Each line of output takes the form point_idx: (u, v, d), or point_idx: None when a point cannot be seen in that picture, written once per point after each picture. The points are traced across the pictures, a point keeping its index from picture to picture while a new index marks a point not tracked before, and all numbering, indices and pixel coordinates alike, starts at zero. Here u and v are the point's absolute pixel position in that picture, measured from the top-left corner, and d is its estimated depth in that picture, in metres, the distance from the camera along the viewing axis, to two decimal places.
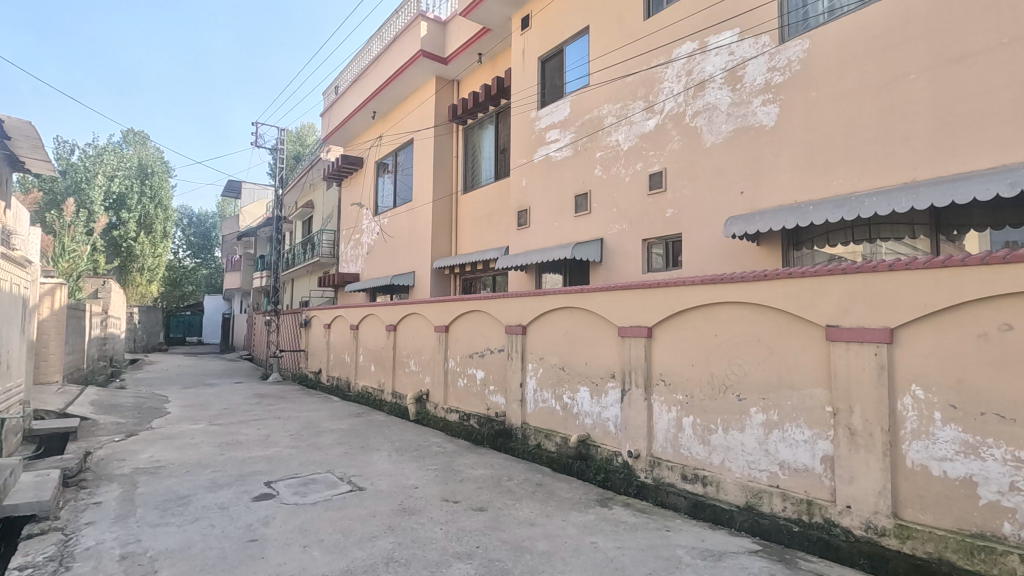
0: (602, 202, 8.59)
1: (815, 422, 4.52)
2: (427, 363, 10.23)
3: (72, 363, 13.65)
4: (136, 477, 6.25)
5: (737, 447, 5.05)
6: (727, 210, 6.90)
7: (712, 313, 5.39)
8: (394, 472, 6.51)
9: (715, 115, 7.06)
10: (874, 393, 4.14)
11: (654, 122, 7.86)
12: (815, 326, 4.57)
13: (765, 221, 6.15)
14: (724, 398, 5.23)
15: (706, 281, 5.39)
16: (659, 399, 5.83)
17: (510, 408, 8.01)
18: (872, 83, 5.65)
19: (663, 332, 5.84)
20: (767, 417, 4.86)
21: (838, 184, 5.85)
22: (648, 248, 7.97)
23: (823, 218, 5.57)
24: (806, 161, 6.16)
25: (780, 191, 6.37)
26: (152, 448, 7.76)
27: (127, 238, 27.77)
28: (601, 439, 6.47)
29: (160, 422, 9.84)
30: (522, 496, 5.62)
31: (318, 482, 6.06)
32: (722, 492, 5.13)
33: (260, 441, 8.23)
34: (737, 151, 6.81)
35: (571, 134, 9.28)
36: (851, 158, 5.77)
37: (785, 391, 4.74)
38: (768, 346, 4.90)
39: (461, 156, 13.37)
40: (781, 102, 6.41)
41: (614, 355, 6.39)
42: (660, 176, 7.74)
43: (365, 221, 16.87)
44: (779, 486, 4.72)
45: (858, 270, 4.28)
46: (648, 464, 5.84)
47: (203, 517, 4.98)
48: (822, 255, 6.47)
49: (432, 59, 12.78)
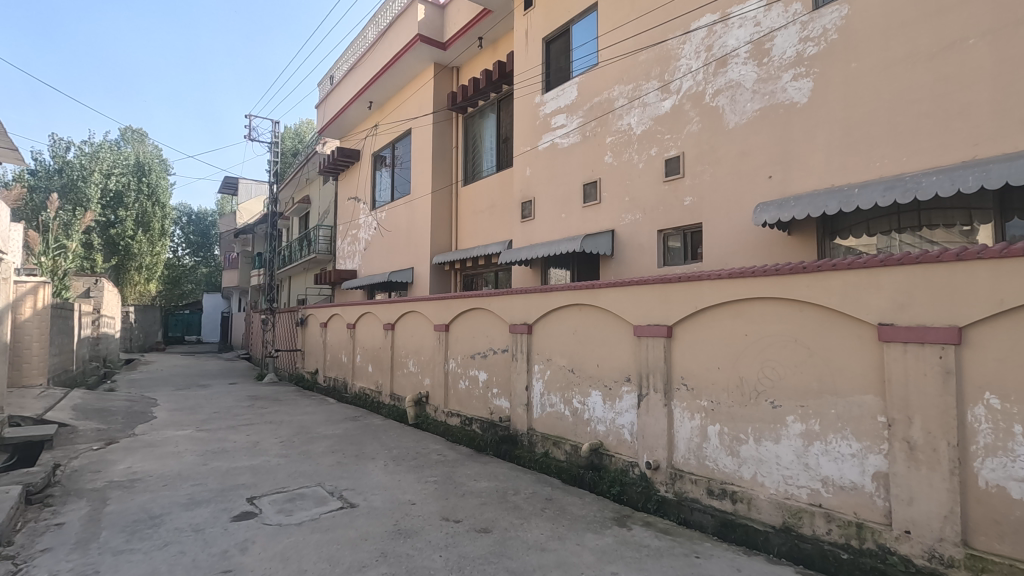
0: (614, 191, 8.03)
1: (864, 433, 3.98)
2: (427, 364, 9.69)
3: (59, 364, 13.13)
4: (107, 493, 5.71)
5: (773, 460, 4.51)
6: (754, 197, 6.34)
7: (740, 310, 4.85)
8: (390, 485, 5.96)
9: (738, 93, 6.51)
10: (938, 402, 3.59)
11: (670, 103, 7.29)
12: (864, 325, 4.02)
13: (801, 207, 5.55)
14: (756, 405, 4.68)
15: (734, 274, 4.84)
16: (680, 405, 5.29)
17: (514, 412, 7.47)
18: (923, 51, 5.07)
19: (684, 331, 5.30)
20: (807, 426, 4.32)
21: (883, 165, 5.29)
22: (664, 240, 7.43)
23: (868, 203, 5.01)
24: (845, 141, 5.59)
25: (813, 175, 5.82)
26: (131, 458, 7.21)
27: (125, 236, 27.15)
28: (614, 447, 5.93)
29: (144, 428, 9.29)
30: (530, 514, 5.06)
31: (306, 498, 5.52)
32: (755, 511, 4.59)
33: (248, 450, 7.68)
34: (765, 131, 6.25)
35: (579, 119, 8.70)
36: (897, 135, 5.21)
37: (828, 398, 4.19)
38: (807, 348, 4.35)
39: (461, 147, 12.82)
40: (815, 76, 5.84)
41: (628, 356, 5.84)
42: (677, 161, 7.18)
43: (362, 216, 16.34)
44: (822, 506, 4.19)
45: (919, 260, 3.72)
46: (669, 477, 5.30)
47: (173, 542, 4.44)
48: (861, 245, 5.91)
49: (430, 45, 12.20)
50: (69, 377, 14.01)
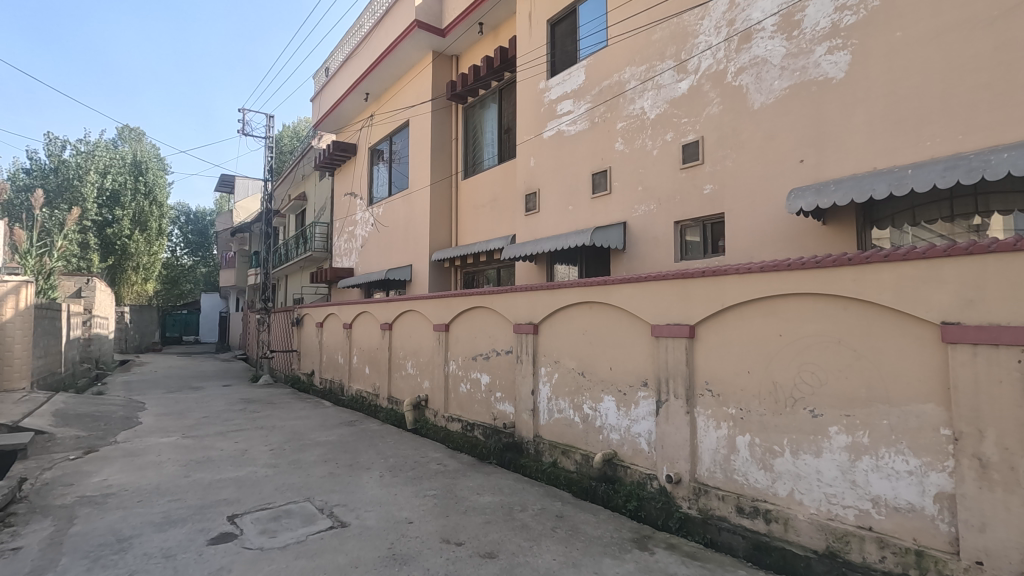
0: (625, 180, 7.55)
1: (924, 448, 3.49)
2: (426, 366, 9.19)
3: (44, 366, 12.62)
4: (76, 511, 5.21)
5: (813, 476, 4.02)
6: (784, 184, 5.85)
7: (773, 308, 4.36)
8: (385, 500, 5.47)
9: (765, 70, 6.03)
10: (1017, 414, 3.09)
11: (687, 84, 6.80)
12: (922, 324, 3.53)
13: (842, 191, 5.06)
14: (793, 414, 4.18)
15: (767, 268, 4.33)
16: (705, 413, 4.80)
17: (519, 418, 6.98)
18: (980, 17, 4.57)
19: (709, 331, 4.80)
20: (853, 439, 3.82)
21: (934, 145, 4.79)
22: (681, 232, 6.97)
23: (925, 184, 4.52)
24: (889, 119, 5.09)
25: (851, 158, 5.34)
26: (108, 469, 6.72)
27: (121, 236, 26.61)
28: (630, 458, 5.44)
29: (127, 435, 8.78)
30: (540, 535, 4.57)
31: (293, 516, 5.02)
32: (792, 533, 4.09)
33: (234, 459, 7.17)
34: (796, 111, 5.76)
35: (587, 104, 8.19)
36: (951, 111, 4.71)
37: (879, 407, 3.70)
38: (854, 351, 3.85)
39: (461, 137, 12.32)
40: (852, 48, 5.35)
41: (645, 358, 5.35)
42: (695, 147, 6.70)
43: (359, 212, 15.82)
44: (872, 529, 3.70)
45: (992, 249, 3.20)
46: (692, 493, 4.80)
47: (140, 571, 3.94)
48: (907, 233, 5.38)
49: (429, 32, 11.63)
50: (56, 379, 13.53)
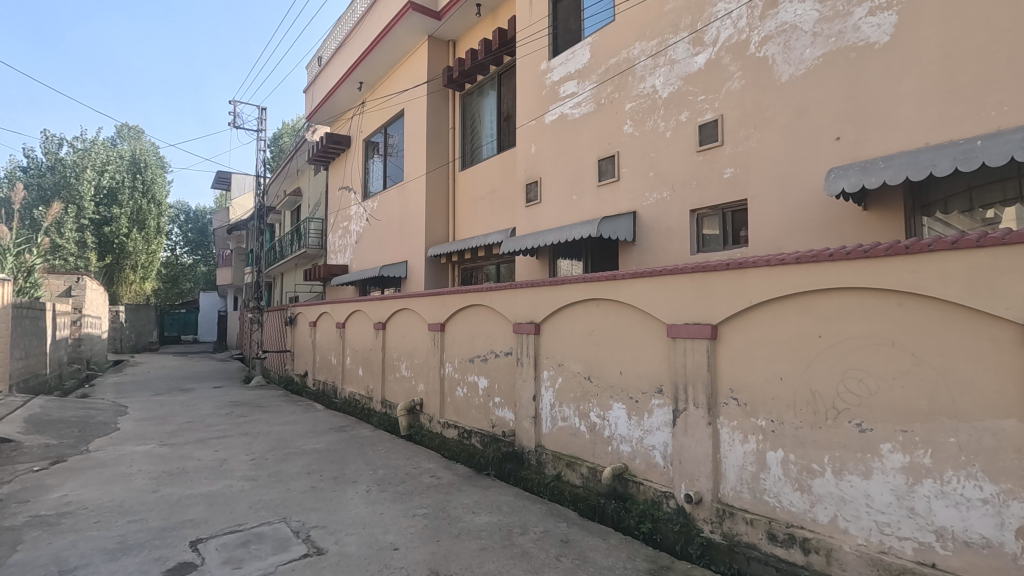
0: (635, 165, 6.98)
1: (1004, 472, 2.90)
2: (421, 368, 8.63)
3: (25, 369, 12.07)
4: (22, 534, 4.65)
5: (861, 501, 3.44)
6: (819, 165, 5.28)
7: (811, 305, 3.76)
8: (370, 521, 4.91)
9: (794, 38, 5.49)
10: None
11: (704, 58, 6.25)
12: (1000, 324, 2.95)
13: (894, 169, 4.51)
14: (835, 428, 3.60)
15: (804, 259, 3.74)
16: (728, 424, 4.22)
17: (519, 426, 6.41)
18: None
19: (734, 332, 4.21)
20: (911, 458, 3.24)
21: (1001, 114, 4.21)
22: (697, 222, 6.41)
23: (999, 158, 3.94)
24: (943, 87, 4.53)
25: (898, 133, 4.78)
26: (73, 482, 6.17)
27: (120, 235, 25.95)
28: (643, 473, 4.86)
29: (102, 443, 8.22)
30: (542, 566, 4.01)
31: (264, 541, 4.46)
32: (836, 568, 3.52)
33: (212, 470, 6.61)
34: (831, 82, 5.22)
35: (592, 84, 7.61)
36: (1019, 75, 4.12)
37: (943, 422, 3.12)
38: (911, 355, 3.26)
39: (458, 127, 11.74)
40: (897, 9, 4.81)
41: (659, 361, 4.77)
42: (713, 126, 6.15)
43: (353, 207, 15.23)
44: (935, 567, 3.12)
45: None
46: (715, 514, 4.24)
47: None
48: (964, 218, 4.86)
49: (424, 14, 11.05)
50: (38, 382, 12.99)
